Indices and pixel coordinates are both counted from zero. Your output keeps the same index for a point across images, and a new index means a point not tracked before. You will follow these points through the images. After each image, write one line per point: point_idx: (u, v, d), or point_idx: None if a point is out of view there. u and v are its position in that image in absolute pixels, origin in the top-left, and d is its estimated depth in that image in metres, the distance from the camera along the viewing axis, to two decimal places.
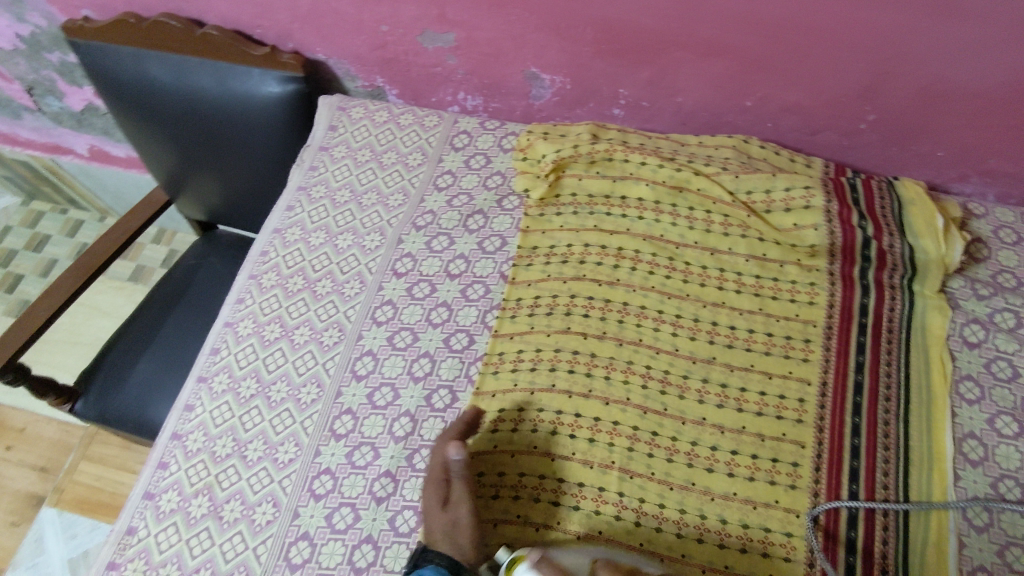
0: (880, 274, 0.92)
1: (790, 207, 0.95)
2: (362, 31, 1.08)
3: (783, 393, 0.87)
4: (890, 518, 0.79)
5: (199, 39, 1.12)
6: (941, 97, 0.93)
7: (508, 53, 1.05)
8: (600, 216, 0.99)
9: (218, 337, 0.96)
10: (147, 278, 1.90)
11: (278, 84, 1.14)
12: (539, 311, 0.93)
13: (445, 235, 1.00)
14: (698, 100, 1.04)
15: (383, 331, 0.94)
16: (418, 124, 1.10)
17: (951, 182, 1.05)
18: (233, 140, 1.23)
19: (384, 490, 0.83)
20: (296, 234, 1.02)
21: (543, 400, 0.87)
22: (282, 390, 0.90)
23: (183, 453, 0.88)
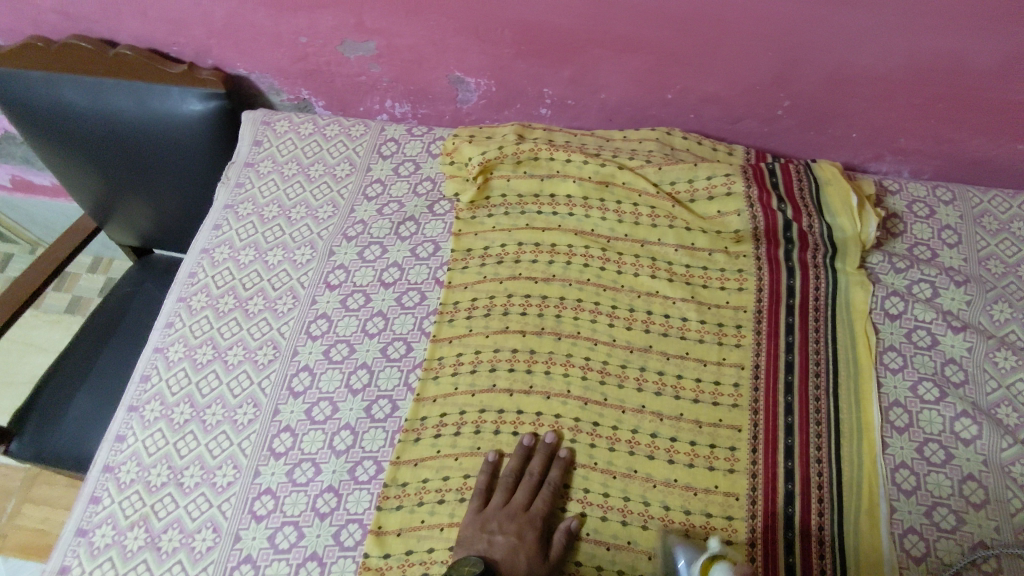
0: (804, 255, 0.94)
1: (712, 195, 0.97)
2: (281, 43, 1.07)
3: (718, 378, 0.89)
4: (825, 489, 0.81)
5: (112, 59, 1.09)
6: (849, 80, 0.96)
7: (430, 58, 1.05)
8: (531, 215, 1.00)
9: (148, 363, 0.94)
10: (84, 309, 1.84)
11: (199, 102, 1.12)
12: (476, 314, 0.93)
13: (377, 244, 1.00)
14: (621, 95, 1.06)
15: (319, 344, 0.93)
16: (344, 134, 1.09)
17: (868, 162, 1.09)
18: (157, 161, 1.20)
19: (327, 505, 0.82)
20: (225, 253, 1.00)
21: (484, 400, 0.87)
22: (217, 413, 0.89)
23: (115, 485, 0.85)
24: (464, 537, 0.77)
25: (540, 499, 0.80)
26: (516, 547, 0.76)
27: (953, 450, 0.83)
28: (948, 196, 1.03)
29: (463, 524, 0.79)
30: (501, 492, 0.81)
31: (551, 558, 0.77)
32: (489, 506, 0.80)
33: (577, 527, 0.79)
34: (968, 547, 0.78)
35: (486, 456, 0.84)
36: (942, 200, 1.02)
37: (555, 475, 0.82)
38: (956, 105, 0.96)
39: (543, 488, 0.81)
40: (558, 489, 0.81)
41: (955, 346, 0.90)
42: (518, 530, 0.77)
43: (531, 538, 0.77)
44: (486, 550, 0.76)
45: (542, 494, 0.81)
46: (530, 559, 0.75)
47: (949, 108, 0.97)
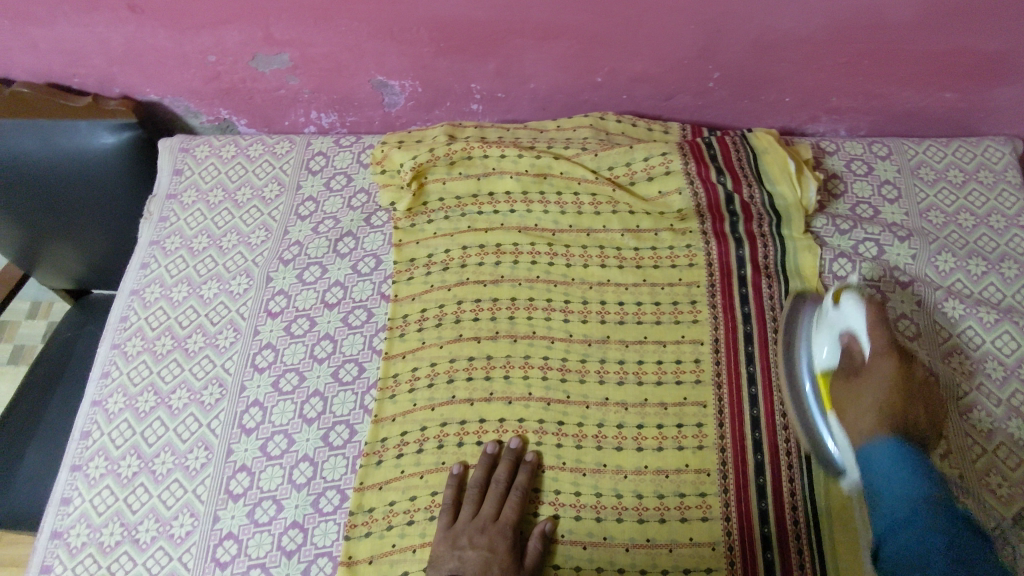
0: (750, 226, 0.94)
1: (651, 175, 0.96)
2: (190, 64, 1.01)
3: (678, 357, 0.88)
4: (793, 455, 0.81)
5: (10, 99, 1.02)
6: (773, 46, 0.95)
7: (349, 65, 1.01)
8: (472, 216, 0.97)
9: (87, 419, 0.89)
10: (27, 358, 1.75)
11: (110, 134, 1.06)
12: (427, 325, 0.90)
13: (316, 264, 0.96)
14: (550, 84, 1.03)
15: (266, 376, 0.89)
16: (268, 153, 1.05)
17: (804, 124, 1.09)
18: (76, 200, 1.13)
19: (293, 542, 0.79)
20: (156, 292, 0.96)
21: (444, 413, 0.85)
22: (166, 461, 0.85)
23: (66, 551, 0.81)
24: (435, 557, 0.76)
25: (510, 506, 0.79)
26: (488, 561, 0.75)
27: None
28: (883, 151, 1.03)
29: (434, 543, 0.77)
30: (469, 504, 0.79)
31: (527, 567, 0.75)
32: (459, 521, 0.78)
33: (551, 530, 0.78)
34: None
35: (452, 469, 0.82)
36: (878, 156, 1.03)
37: (521, 479, 0.80)
38: (881, 61, 0.96)
39: (511, 493, 0.79)
40: (527, 493, 0.80)
41: (905, 301, 0.91)
42: (489, 543, 0.76)
43: (505, 549, 0.76)
44: (458, 567, 0.74)
45: (511, 501, 0.79)
46: (504, 571, 0.74)
47: (874, 63, 0.97)
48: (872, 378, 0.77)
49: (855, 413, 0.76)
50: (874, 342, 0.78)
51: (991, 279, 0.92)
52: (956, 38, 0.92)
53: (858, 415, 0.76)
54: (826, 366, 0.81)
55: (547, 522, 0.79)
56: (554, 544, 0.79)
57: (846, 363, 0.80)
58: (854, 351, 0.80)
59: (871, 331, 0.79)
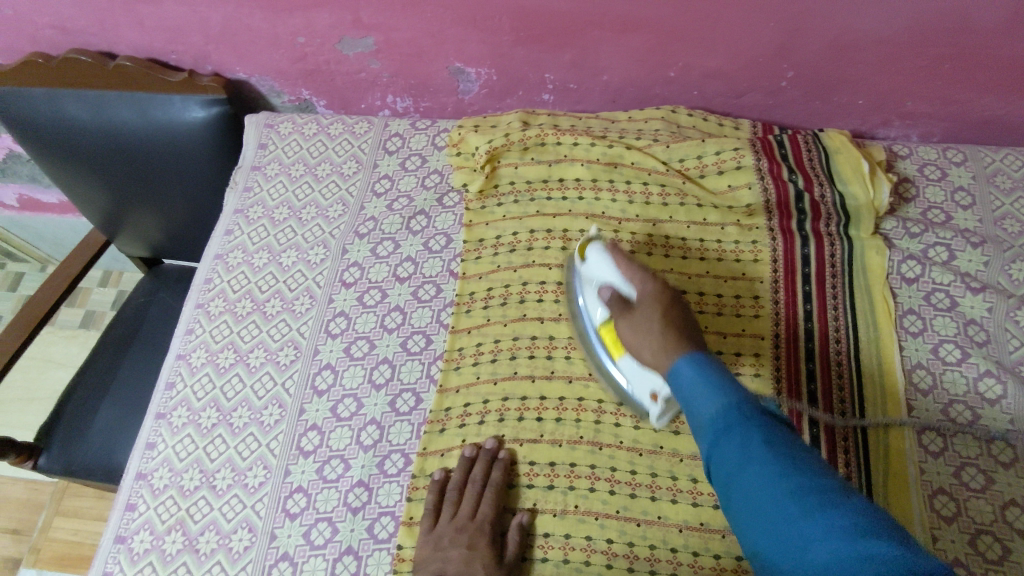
0: (817, 225, 0.94)
1: (722, 169, 0.96)
2: (280, 45, 1.07)
3: (739, 351, 0.89)
4: (851, 453, 0.81)
5: (112, 71, 1.08)
6: (852, 47, 0.95)
7: (430, 51, 1.05)
8: (541, 201, 1.00)
9: (172, 371, 0.95)
10: (98, 323, 1.83)
11: (201, 109, 1.12)
12: (493, 302, 0.93)
13: (389, 240, 1.00)
14: (623, 76, 1.05)
15: (339, 342, 0.93)
16: (348, 132, 1.10)
17: (875, 128, 1.09)
18: (163, 172, 1.20)
19: (359, 499, 0.83)
20: (239, 258, 1.02)
21: (507, 387, 0.88)
22: (243, 416, 0.90)
23: (150, 492, 0.87)
24: (420, 559, 0.77)
25: (485, 504, 0.80)
26: (469, 559, 0.76)
27: (978, 409, 0.84)
28: (959, 157, 1.02)
29: (418, 546, 0.78)
30: (449, 505, 0.81)
31: (509, 559, 0.77)
32: (440, 523, 0.79)
33: (527, 521, 0.80)
34: (999, 505, 0.78)
35: (434, 476, 0.83)
36: (953, 161, 1.02)
37: (496, 476, 0.81)
38: (961, 65, 0.96)
39: (487, 490, 0.80)
40: (501, 489, 0.81)
41: (975, 307, 0.90)
42: (470, 541, 0.77)
43: (485, 547, 0.77)
44: (441, 568, 0.75)
45: (486, 499, 0.80)
46: (486, 567, 0.75)
47: (956, 67, 0.96)
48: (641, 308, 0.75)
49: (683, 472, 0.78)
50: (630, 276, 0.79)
51: None
52: None
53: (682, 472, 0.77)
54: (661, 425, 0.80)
55: (524, 515, 0.80)
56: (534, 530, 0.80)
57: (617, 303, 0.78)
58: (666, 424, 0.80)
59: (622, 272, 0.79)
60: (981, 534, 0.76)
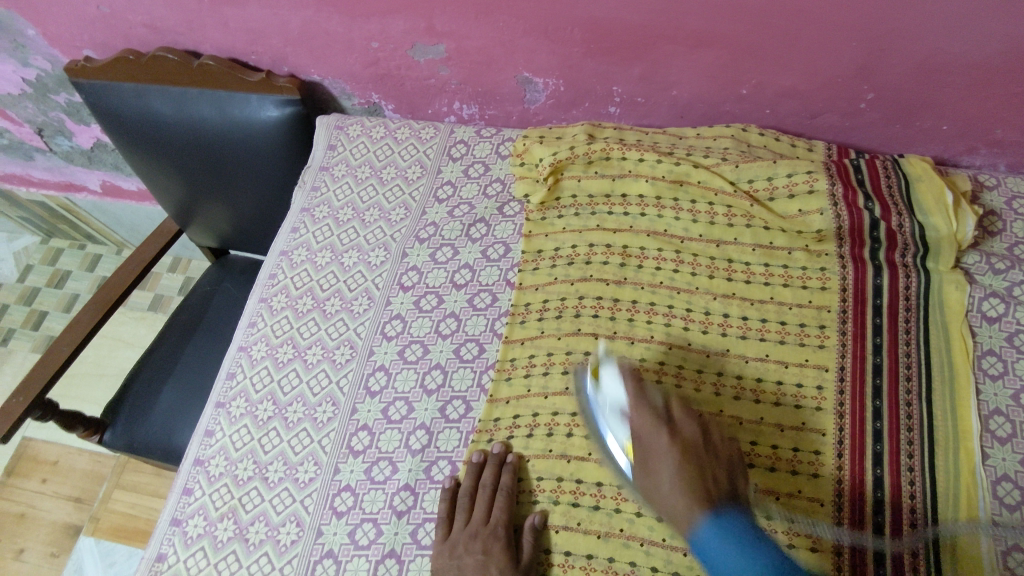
0: (891, 255, 0.90)
1: (793, 193, 0.93)
2: (354, 49, 1.09)
3: (800, 381, 0.86)
4: (917, 500, 0.77)
5: (199, 70, 1.13)
6: (940, 70, 0.91)
7: (500, 60, 1.05)
8: (602, 215, 0.99)
9: (233, 361, 0.98)
10: (165, 307, 1.91)
11: (275, 109, 1.15)
12: (548, 315, 0.93)
13: (448, 246, 1.01)
14: (693, 91, 1.03)
15: (394, 345, 0.94)
16: (414, 137, 1.11)
17: (959, 155, 1.03)
18: (235, 167, 1.24)
19: (404, 504, 0.84)
20: (303, 255, 1.04)
21: (557, 403, 0.87)
22: (298, 411, 0.92)
23: (206, 478, 0.90)
24: (438, 569, 0.78)
25: (497, 508, 0.81)
26: (485, 565, 0.77)
27: None
28: None
29: (434, 555, 0.79)
30: (462, 512, 0.81)
31: (523, 561, 0.78)
32: (455, 530, 0.80)
33: (540, 522, 0.80)
34: None
35: (444, 485, 0.84)
36: None
37: (506, 480, 0.82)
38: None
39: (498, 495, 0.81)
40: (512, 494, 0.81)
41: None
42: (484, 546, 0.78)
43: (500, 551, 0.78)
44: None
45: (498, 503, 0.81)
46: (501, 572, 0.76)
47: None
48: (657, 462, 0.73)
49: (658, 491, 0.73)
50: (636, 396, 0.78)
51: None
52: None
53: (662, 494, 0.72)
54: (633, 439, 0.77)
55: (536, 516, 0.81)
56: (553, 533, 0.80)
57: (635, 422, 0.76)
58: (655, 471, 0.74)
59: (631, 402, 0.77)
60: None
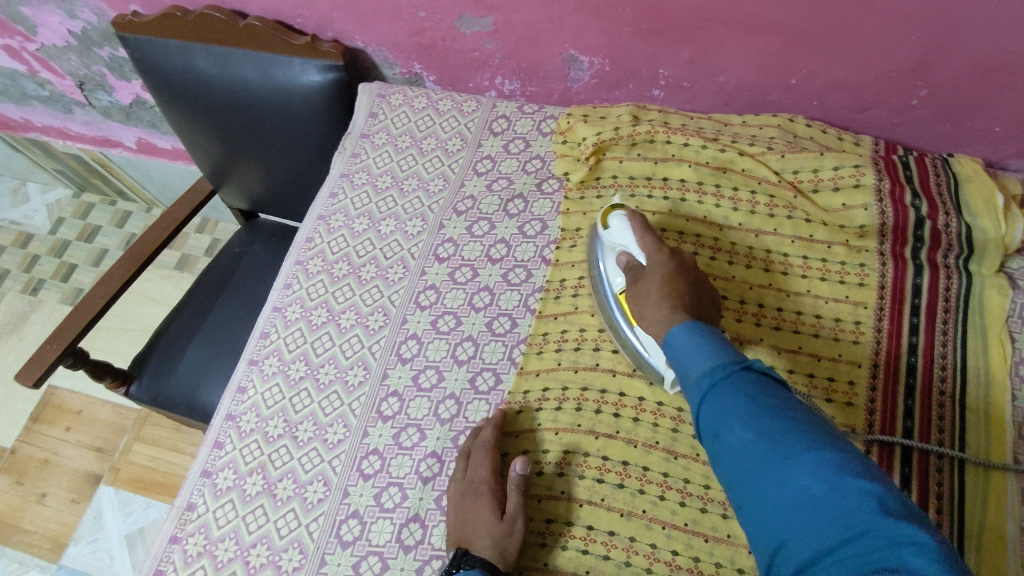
0: (933, 254, 0.89)
1: (838, 186, 0.92)
2: (401, 17, 1.09)
3: (833, 375, 0.86)
4: (945, 500, 0.77)
5: (242, 30, 1.13)
6: (1000, 70, 0.89)
7: (547, 36, 1.04)
8: (641, 198, 0.98)
9: (268, 320, 0.99)
10: (192, 267, 1.93)
11: (318, 73, 1.15)
12: (582, 293, 0.93)
13: (485, 220, 1.01)
14: (741, 79, 1.02)
15: (427, 314, 0.95)
16: (456, 109, 1.11)
17: (1010, 158, 1.01)
18: (275, 130, 1.24)
19: (430, 470, 0.85)
20: (340, 221, 1.05)
21: (586, 378, 0.87)
22: (329, 372, 0.93)
23: (237, 433, 0.91)
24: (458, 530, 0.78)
25: (483, 464, 0.80)
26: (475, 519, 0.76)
27: None
28: None
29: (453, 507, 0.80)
30: (467, 464, 0.82)
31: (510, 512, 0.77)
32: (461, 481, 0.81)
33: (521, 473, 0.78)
34: None
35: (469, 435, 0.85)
36: None
37: (485, 434, 0.83)
38: None
39: (481, 449, 0.82)
40: (490, 446, 0.82)
41: None
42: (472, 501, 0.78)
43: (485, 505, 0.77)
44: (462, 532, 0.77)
45: (483, 458, 0.81)
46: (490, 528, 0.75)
47: None
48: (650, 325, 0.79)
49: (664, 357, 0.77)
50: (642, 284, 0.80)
51: None
52: None
53: None
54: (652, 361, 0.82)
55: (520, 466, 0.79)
56: (577, 506, 0.80)
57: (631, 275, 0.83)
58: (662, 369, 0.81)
59: (639, 241, 0.83)
60: None
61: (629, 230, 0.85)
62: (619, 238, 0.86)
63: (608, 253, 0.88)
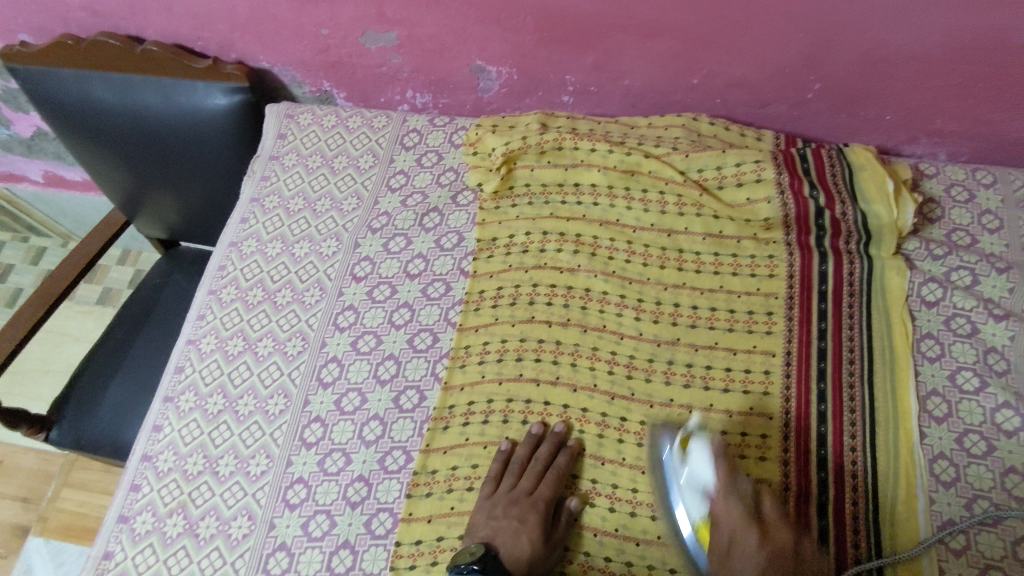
0: (836, 242, 0.93)
1: (741, 182, 0.94)
2: (304, 36, 1.07)
3: (748, 367, 0.88)
4: (859, 478, 0.80)
5: (141, 56, 1.09)
6: (883, 61, 0.93)
7: (452, 48, 1.04)
8: (555, 204, 0.99)
9: (181, 355, 0.96)
10: (114, 300, 1.85)
11: (224, 96, 1.13)
12: (501, 302, 0.93)
13: (401, 236, 1.00)
14: (645, 81, 1.04)
15: (347, 336, 0.94)
16: (366, 125, 1.10)
17: (902, 144, 1.06)
18: (184, 157, 1.21)
19: (358, 494, 0.83)
20: (253, 246, 1.02)
21: (511, 389, 0.88)
22: (249, 403, 0.90)
23: (154, 474, 0.88)
24: (473, 523, 0.79)
25: (544, 484, 0.80)
26: (518, 533, 0.77)
27: (994, 441, 0.81)
28: (987, 179, 1.00)
29: (475, 507, 0.80)
30: (510, 476, 0.82)
31: (555, 538, 0.78)
32: (499, 492, 0.81)
33: (577, 507, 0.81)
34: (1012, 541, 0.76)
35: (501, 445, 0.84)
36: (981, 183, 0.99)
37: (561, 460, 0.82)
38: (996, 85, 0.93)
39: (550, 471, 0.81)
40: (563, 473, 0.81)
41: (997, 335, 0.87)
42: (520, 514, 0.78)
43: (534, 522, 0.77)
44: (489, 536, 0.77)
45: (548, 479, 0.81)
46: (532, 542, 0.76)
47: (990, 87, 0.93)
48: (719, 532, 0.70)
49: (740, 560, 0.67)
50: (724, 525, 0.70)
51: None
52: None
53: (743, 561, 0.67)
54: (701, 521, 0.73)
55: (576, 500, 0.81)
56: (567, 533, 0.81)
57: (710, 519, 0.72)
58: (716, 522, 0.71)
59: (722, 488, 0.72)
60: (991, 569, 0.74)
61: (711, 468, 0.73)
62: (697, 472, 0.74)
63: (683, 490, 0.76)
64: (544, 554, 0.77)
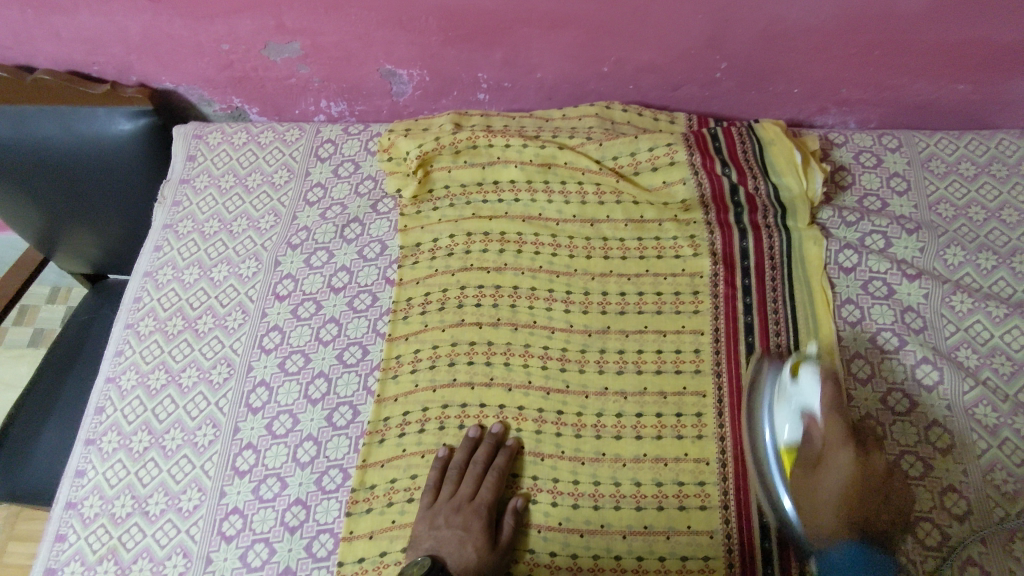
0: (754, 217, 0.94)
1: (656, 166, 0.96)
2: (204, 53, 1.04)
3: (679, 347, 0.88)
4: None
5: (32, 86, 1.04)
6: (782, 37, 0.95)
7: (359, 54, 1.02)
8: (477, 204, 0.98)
9: (101, 395, 0.92)
10: (48, 340, 1.78)
11: (128, 121, 1.09)
12: (430, 308, 0.92)
13: (323, 249, 0.98)
14: (556, 73, 1.04)
15: (273, 358, 0.91)
16: (279, 140, 1.08)
17: (813, 116, 1.08)
18: (94, 187, 1.16)
19: (296, 519, 0.81)
20: (169, 275, 0.99)
21: (446, 395, 0.87)
22: (176, 438, 0.87)
23: (80, 521, 0.84)
24: (415, 536, 0.77)
25: (484, 487, 0.79)
26: (464, 542, 0.76)
27: (916, 397, 0.84)
28: (894, 143, 1.02)
29: (416, 519, 0.79)
30: (450, 484, 0.80)
31: (503, 543, 0.77)
32: (440, 499, 0.79)
33: (522, 505, 0.80)
34: (938, 491, 0.78)
35: (437, 453, 0.83)
36: (888, 148, 1.02)
37: (499, 460, 0.81)
38: (891, 51, 0.95)
39: (489, 474, 0.80)
40: (502, 474, 0.81)
41: (911, 294, 0.90)
42: (464, 522, 0.77)
43: (478, 530, 0.76)
44: (434, 547, 0.76)
45: (486, 482, 0.80)
46: (478, 549, 0.75)
47: (885, 54, 0.96)
48: (826, 470, 0.71)
49: (812, 503, 0.71)
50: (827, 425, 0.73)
51: (1001, 273, 0.91)
52: (967, 27, 0.91)
53: (815, 506, 0.71)
54: (789, 442, 0.76)
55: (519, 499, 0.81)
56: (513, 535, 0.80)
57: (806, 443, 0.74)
58: (813, 435, 0.74)
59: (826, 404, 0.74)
60: (920, 521, 0.77)
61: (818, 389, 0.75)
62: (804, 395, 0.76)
63: (782, 402, 0.78)
64: (492, 560, 0.76)
